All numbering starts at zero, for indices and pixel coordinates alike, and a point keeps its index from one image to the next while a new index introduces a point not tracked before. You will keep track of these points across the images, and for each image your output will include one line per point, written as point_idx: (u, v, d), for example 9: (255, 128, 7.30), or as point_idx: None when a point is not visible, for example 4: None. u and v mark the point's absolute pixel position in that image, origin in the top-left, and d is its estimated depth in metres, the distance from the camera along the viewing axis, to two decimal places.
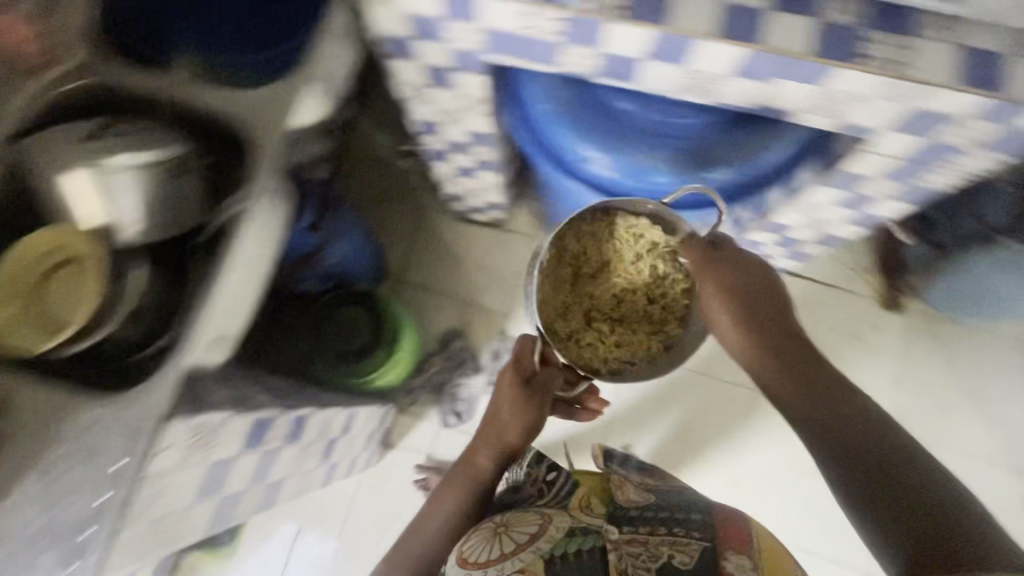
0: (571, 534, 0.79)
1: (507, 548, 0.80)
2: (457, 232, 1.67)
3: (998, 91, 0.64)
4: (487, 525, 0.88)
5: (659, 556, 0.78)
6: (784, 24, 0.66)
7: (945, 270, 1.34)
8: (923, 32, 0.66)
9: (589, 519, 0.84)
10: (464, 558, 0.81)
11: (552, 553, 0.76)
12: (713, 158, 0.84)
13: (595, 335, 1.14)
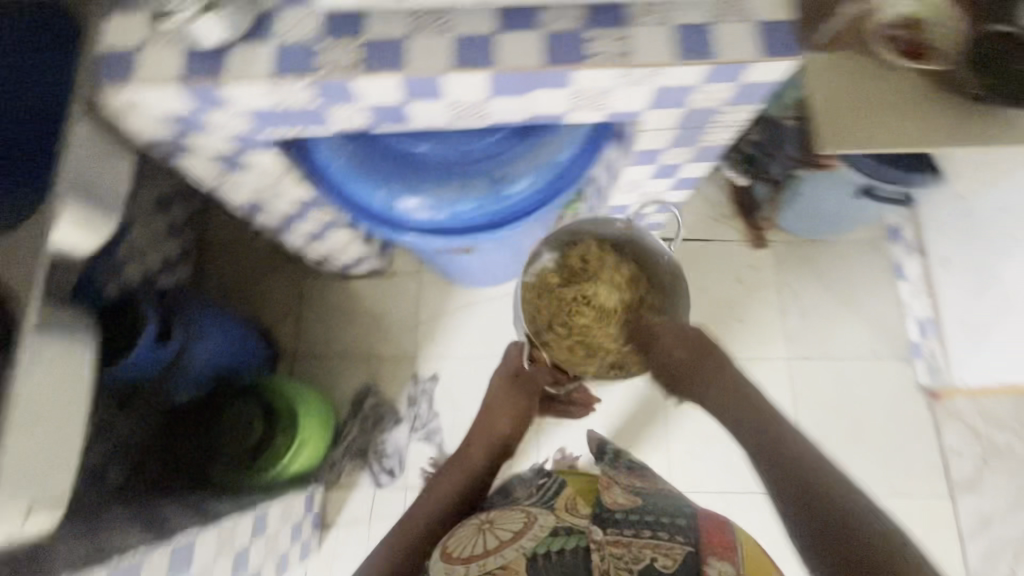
0: (554, 534, 0.89)
1: (489, 545, 0.90)
2: (342, 289, 1.65)
3: (714, 56, 0.70)
4: (473, 521, 0.96)
5: (641, 559, 0.84)
6: (511, 43, 0.70)
7: (788, 198, 1.45)
8: (636, 21, 0.71)
9: (576, 519, 0.92)
10: (449, 553, 0.91)
11: (535, 555, 0.87)
12: (497, 171, 0.83)
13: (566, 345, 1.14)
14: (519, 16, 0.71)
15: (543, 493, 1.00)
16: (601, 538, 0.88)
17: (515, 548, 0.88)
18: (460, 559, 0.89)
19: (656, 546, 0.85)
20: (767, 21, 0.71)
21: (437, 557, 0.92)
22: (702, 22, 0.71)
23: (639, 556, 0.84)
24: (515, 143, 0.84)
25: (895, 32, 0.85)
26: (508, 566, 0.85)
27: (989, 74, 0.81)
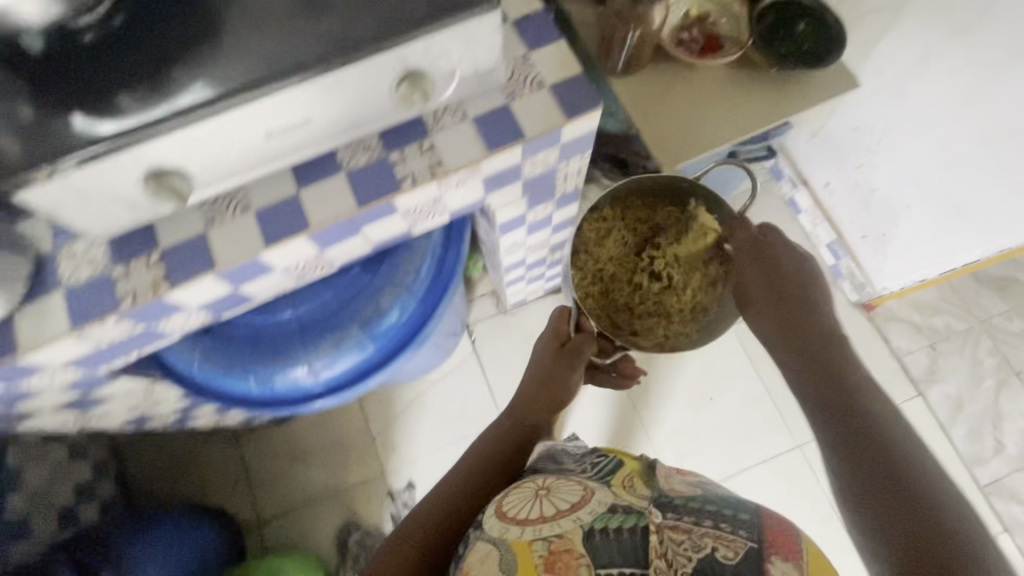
0: (614, 511, 0.59)
1: (547, 514, 0.60)
2: (283, 434, 1.55)
3: (520, 136, 0.69)
4: (527, 484, 0.65)
5: (701, 547, 0.54)
6: (318, 198, 0.67)
7: None
8: (434, 127, 0.69)
9: (637, 499, 0.61)
10: (501, 513, 0.62)
11: (591, 529, 0.57)
12: (366, 313, 0.78)
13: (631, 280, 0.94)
14: (317, 166, 0.68)
15: (591, 465, 0.70)
16: (664, 520, 0.57)
17: (570, 518, 0.59)
18: (512, 517, 0.61)
19: (717, 532, 0.55)
20: (558, 82, 0.71)
21: (487, 514, 0.64)
22: (497, 105, 0.70)
23: (700, 543, 0.55)
24: (372, 274, 0.80)
25: (684, 30, 0.87)
26: (561, 537, 0.57)
27: (779, 45, 0.85)
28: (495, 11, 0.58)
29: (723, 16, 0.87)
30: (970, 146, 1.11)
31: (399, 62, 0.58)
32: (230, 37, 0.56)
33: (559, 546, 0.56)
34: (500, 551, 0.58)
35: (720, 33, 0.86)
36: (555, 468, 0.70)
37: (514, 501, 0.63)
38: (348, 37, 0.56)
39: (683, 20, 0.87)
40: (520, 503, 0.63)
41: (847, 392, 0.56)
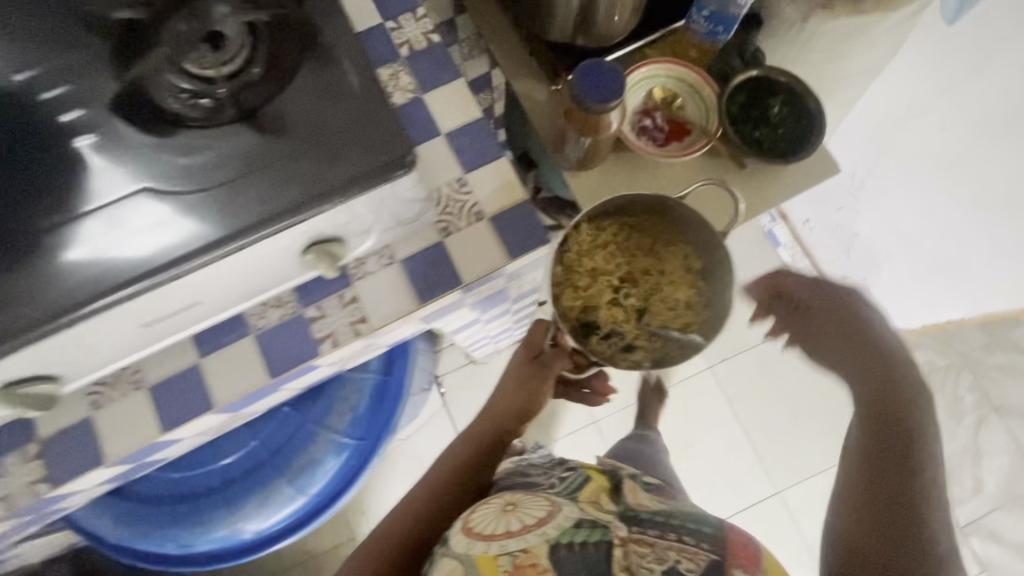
0: (579, 526, 0.57)
1: (512, 525, 0.58)
2: None
3: (456, 282, 0.60)
4: (494, 500, 0.64)
5: (664, 560, 0.53)
6: (223, 370, 0.57)
7: None
8: (358, 275, 0.60)
9: (604, 514, 0.60)
10: (467, 528, 0.61)
11: (557, 542, 0.56)
12: (299, 465, 0.71)
13: (613, 293, 0.72)
14: (222, 329, 0.58)
15: (561, 482, 0.67)
16: (628, 534, 0.56)
17: (536, 533, 0.58)
18: (477, 533, 0.59)
19: (682, 545, 0.55)
20: (499, 211, 0.62)
21: (455, 530, 0.62)
22: (428, 244, 0.60)
23: (663, 555, 0.54)
24: (302, 415, 0.72)
25: (646, 117, 0.77)
26: (526, 551, 0.56)
27: (751, 131, 0.77)
28: (410, 170, 0.49)
29: (690, 96, 0.78)
30: (952, 199, 1.05)
31: (299, 234, 0.49)
32: (87, 214, 0.46)
33: (524, 561, 0.55)
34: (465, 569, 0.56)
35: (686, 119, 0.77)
36: (523, 481, 0.68)
37: (482, 517, 0.61)
38: (231, 215, 0.47)
39: (645, 103, 0.78)
40: (486, 518, 0.60)
41: (897, 411, 0.56)
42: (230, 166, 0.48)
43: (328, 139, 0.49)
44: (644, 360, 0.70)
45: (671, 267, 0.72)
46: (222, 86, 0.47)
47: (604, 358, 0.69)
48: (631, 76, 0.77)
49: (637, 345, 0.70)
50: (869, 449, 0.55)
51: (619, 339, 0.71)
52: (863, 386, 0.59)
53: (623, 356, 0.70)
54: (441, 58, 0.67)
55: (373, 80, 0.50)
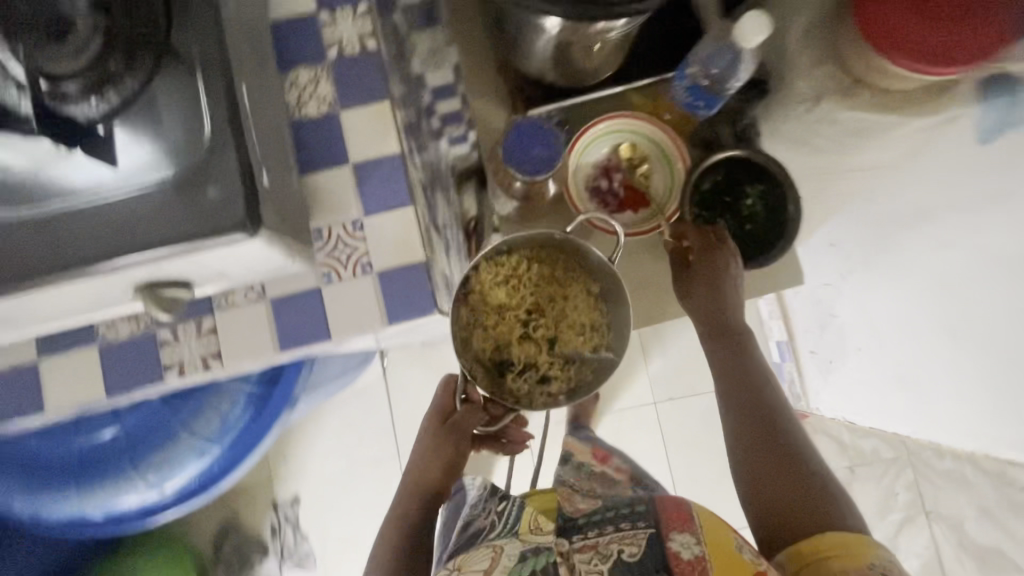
0: (525, 557, 0.58)
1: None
2: None
3: (325, 338, 0.55)
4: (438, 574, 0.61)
5: (608, 556, 0.58)
6: (61, 377, 0.54)
7: None
8: (221, 305, 0.55)
9: (543, 537, 0.61)
10: None
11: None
12: (159, 462, 0.70)
13: (523, 323, 0.67)
14: (66, 333, 0.54)
15: (500, 519, 0.67)
16: (572, 546, 0.60)
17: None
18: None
19: (620, 533, 0.60)
20: (389, 269, 0.56)
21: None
22: (304, 287, 0.55)
23: (608, 553, 0.58)
24: (170, 412, 0.69)
25: (604, 177, 0.69)
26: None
27: (716, 220, 0.70)
28: (254, 235, 0.42)
29: (657, 162, 0.70)
30: (924, 328, 0.97)
31: (121, 280, 0.44)
32: None
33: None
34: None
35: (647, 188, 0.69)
36: (466, 538, 0.66)
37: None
38: (39, 248, 0.41)
39: (605, 160, 0.69)
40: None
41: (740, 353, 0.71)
42: (48, 188, 0.41)
43: (166, 180, 0.41)
44: (559, 393, 0.66)
45: (577, 291, 0.67)
46: (76, 79, 0.38)
47: (521, 399, 0.65)
48: (593, 128, 0.68)
49: (552, 375, 0.66)
50: (733, 400, 0.70)
51: (533, 373, 0.66)
52: (722, 354, 0.71)
53: (540, 390, 0.66)
54: (372, 71, 0.58)
55: (232, 116, 0.42)
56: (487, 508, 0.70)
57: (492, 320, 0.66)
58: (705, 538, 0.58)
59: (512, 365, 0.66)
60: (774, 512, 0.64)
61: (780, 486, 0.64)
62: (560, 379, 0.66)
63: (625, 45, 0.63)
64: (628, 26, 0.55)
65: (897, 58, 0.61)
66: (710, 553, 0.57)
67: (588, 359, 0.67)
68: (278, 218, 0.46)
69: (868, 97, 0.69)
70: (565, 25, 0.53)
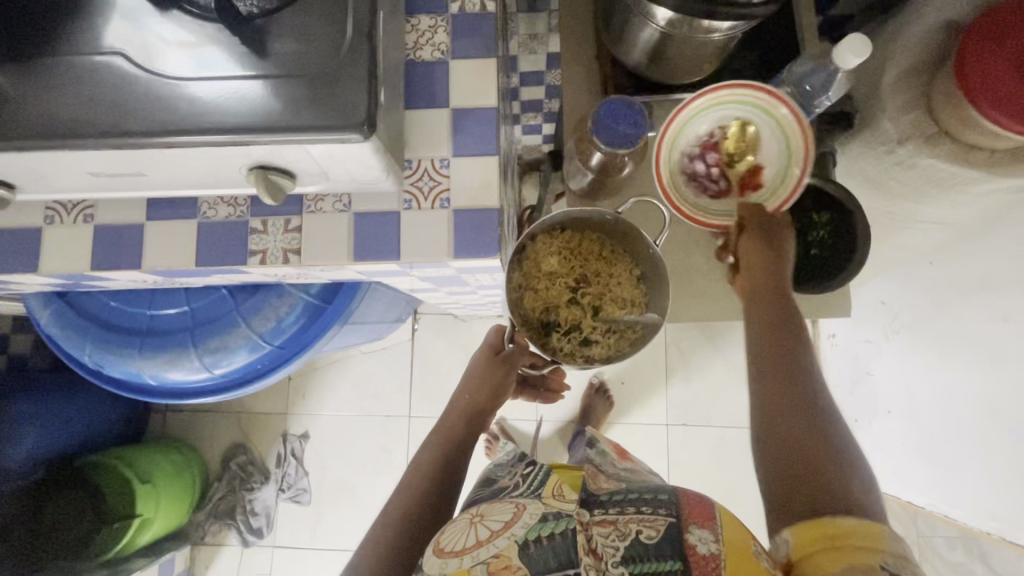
0: (545, 519, 0.53)
1: (483, 536, 0.53)
2: None
3: (394, 258, 0.60)
4: (460, 515, 0.57)
5: (625, 536, 0.51)
6: (159, 240, 0.61)
7: None
8: (310, 208, 0.60)
9: (566, 504, 0.55)
10: (439, 547, 0.53)
11: (526, 541, 0.51)
12: (214, 348, 0.76)
13: (570, 292, 0.71)
14: (174, 204, 0.61)
15: (524, 480, 0.63)
16: (591, 518, 0.53)
17: (505, 536, 0.52)
18: (449, 551, 0.51)
19: (640, 516, 0.53)
20: (464, 208, 0.60)
21: (426, 556, 0.52)
22: (387, 208, 0.60)
23: (625, 531, 0.52)
24: (234, 304, 0.76)
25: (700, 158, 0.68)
26: (498, 556, 0.50)
27: None
28: (366, 138, 0.47)
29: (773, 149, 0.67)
30: (965, 398, 0.95)
31: (243, 156, 0.50)
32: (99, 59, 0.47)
33: (497, 565, 0.49)
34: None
35: (752, 175, 0.67)
36: (491, 492, 0.63)
37: (450, 533, 0.53)
38: (184, 113, 0.47)
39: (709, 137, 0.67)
40: (454, 534, 0.53)
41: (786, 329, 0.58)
42: (206, 65, 0.47)
43: (300, 76, 0.47)
44: (597, 358, 0.70)
45: (621, 270, 0.71)
46: None
47: (561, 355, 0.69)
48: (699, 100, 0.66)
49: (593, 341, 0.72)
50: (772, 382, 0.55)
51: (576, 335, 0.71)
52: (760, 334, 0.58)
53: (580, 353, 0.70)
54: (485, 30, 0.63)
55: (367, 33, 0.47)
56: (514, 471, 0.66)
57: (542, 285, 0.71)
58: (724, 538, 0.50)
59: (558, 326, 0.71)
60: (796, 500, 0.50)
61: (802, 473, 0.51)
62: (602, 346, 0.71)
63: (721, 52, 0.66)
64: (732, 30, 0.58)
65: (1002, 121, 0.60)
66: (728, 551, 0.49)
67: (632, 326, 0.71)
68: (381, 133, 0.51)
69: (951, 148, 0.67)
70: (674, 17, 0.57)
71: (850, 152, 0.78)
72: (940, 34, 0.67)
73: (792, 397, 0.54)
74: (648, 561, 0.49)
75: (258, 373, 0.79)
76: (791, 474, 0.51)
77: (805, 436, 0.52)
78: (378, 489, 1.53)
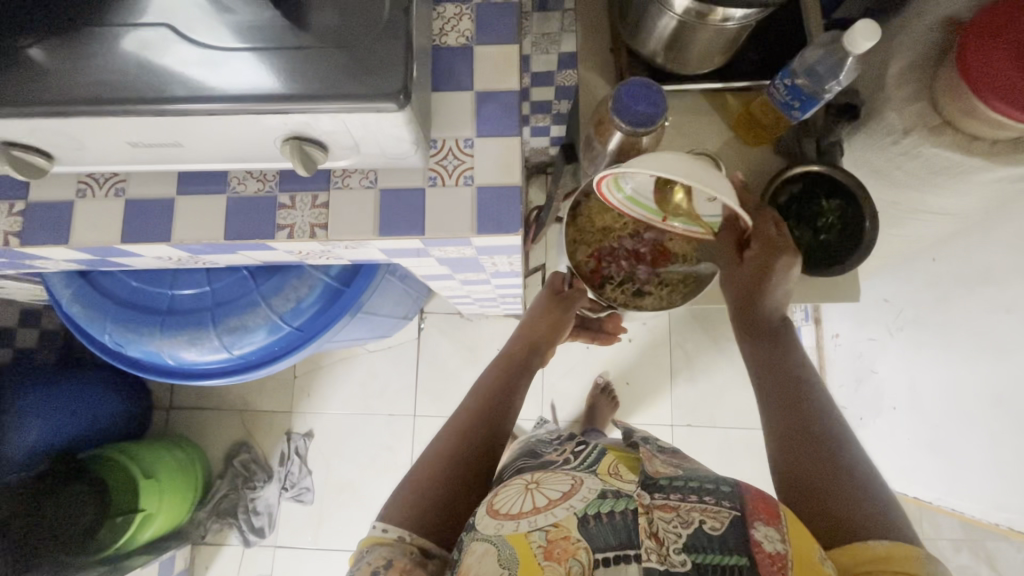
0: (604, 496, 0.54)
1: (540, 503, 0.55)
2: None
3: (418, 233, 0.62)
4: (515, 480, 0.60)
5: (688, 524, 0.51)
6: (190, 214, 0.62)
7: None
8: (337, 184, 0.62)
9: (625, 484, 0.56)
10: (493, 509, 0.56)
11: (585, 515, 0.52)
12: (233, 328, 0.77)
13: (625, 247, 0.82)
14: (204, 178, 0.63)
15: (577, 457, 0.65)
16: (652, 501, 0.53)
17: (563, 506, 0.54)
18: (504, 513, 0.54)
19: (704, 506, 0.53)
20: (487, 185, 0.62)
21: (479, 515, 0.56)
22: (411, 184, 0.62)
23: (687, 519, 0.52)
24: (254, 284, 0.77)
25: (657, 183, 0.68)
26: (557, 526, 0.52)
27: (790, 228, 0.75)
28: (401, 108, 0.49)
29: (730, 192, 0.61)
30: (971, 392, 0.96)
31: (280, 126, 0.51)
32: (146, 35, 0.49)
33: (556, 534, 0.51)
34: (498, 551, 0.50)
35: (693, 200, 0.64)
36: (539, 464, 0.66)
37: (506, 498, 0.56)
38: (224, 83, 0.49)
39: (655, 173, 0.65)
40: (509, 497, 0.56)
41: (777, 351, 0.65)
42: (248, 37, 0.49)
43: (341, 49, 0.49)
44: (650, 304, 0.82)
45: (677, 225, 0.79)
46: None
47: (617, 302, 0.82)
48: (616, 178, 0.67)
49: (647, 290, 0.82)
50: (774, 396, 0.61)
51: (631, 285, 0.83)
52: (757, 359, 0.65)
53: (634, 299, 0.82)
54: (509, 17, 0.65)
55: (403, 10, 0.49)
56: (564, 449, 0.70)
57: (598, 238, 0.82)
58: (792, 539, 0.49)
59: (612, 278, 0.83)
60: (815, 502, 0.53)
61: (809, 476, 0.54)
62: (656, 293, 0.82)
63: (733, 43, 0.69)
64: (745, 19, 0.61)
65: (1003, 112, 0.62)
66: (795, 552, 0.48)
67: (685, 275, 0.80)
68: (412, 107, 0.53)
69: (954, 138, 0.69)
70: (691, 5, 0.60)
71: (855, 144, 0.81)
72: (941, 29, 0.70)
73: (790, 406, 0.59)
74: (711, 552, 0.49)
75: (275, 354, 0.80)
76: (800, 472, 0.55)
77: (808, 440, 0.56)
78: (382, 488, 1.52)
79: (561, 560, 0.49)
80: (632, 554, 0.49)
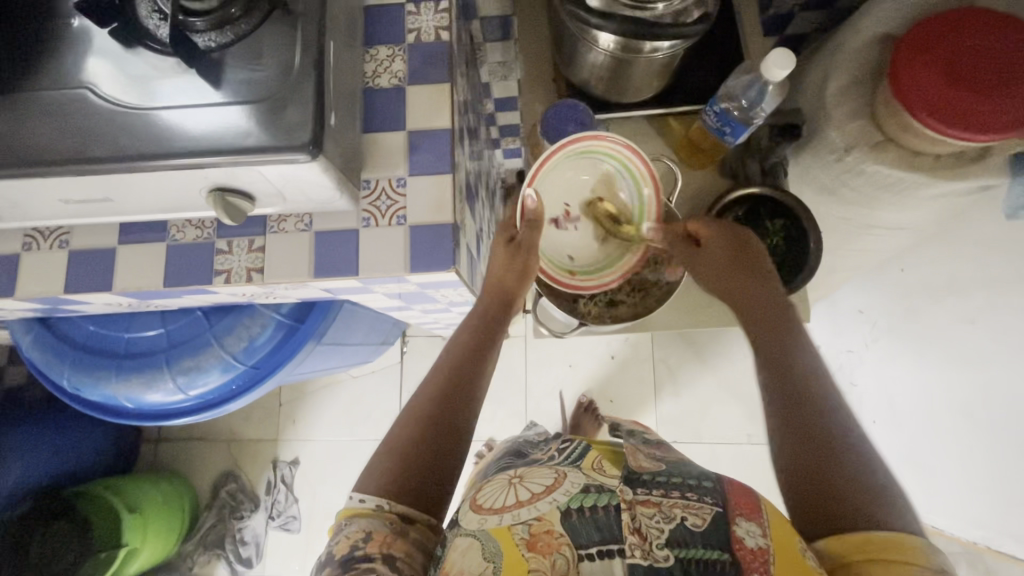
0: (587, 490, 0.49)
1: (523, 496, 0.51)
2: None
3: (352, 274, 0.62)
4: (501, 477, 0.57)
5: (671, 520, 0.46)
6: (132, 262, 0.63)
7: None
8: (273, 229, 0.63)
9: (608, 478, 0.51)
10: (477, 504, 0.52)
11: (568, 508, 0.48)
12: (190, 369, 0.78)
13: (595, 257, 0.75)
14: (146, 227, 0.64)
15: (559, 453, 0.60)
16: (635, 496, 0.48)
17: (547, 500, 0.49)
18: (488, 508, 0.51)
19: (686, 501, 0.47)
20: (420, 223, 0.63)
21: (462, 510, 0.52)
22: (345, 226, 0.63)
23: (670, 515, 0.46)
24: (208, 325, 0.78)
25: (563, 225, 0.75)
26: (540, 520, 0.48)
27: None
28: (315, 157, 0.50)
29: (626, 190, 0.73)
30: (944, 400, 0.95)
31: (202, 179, 0.53)
32: (69, 100, 0.51)
33: (539, 528, 0.47)
34: (481, 544, 0.46)
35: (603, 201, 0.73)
36: (526, 463, 0.62)
37: (489, 492, 0.53)
38: (143, 141, 0.50)
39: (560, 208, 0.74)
40: (494, 493, 0.53)
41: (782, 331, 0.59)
42: (168, 95, 0.51)
43: (257, 102, 0.50)
44: (623, 317, 0.75)
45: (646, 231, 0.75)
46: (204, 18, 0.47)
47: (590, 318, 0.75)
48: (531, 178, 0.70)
49: (620, 302, 0.76)
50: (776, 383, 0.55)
51: (603, 296, 0.76)
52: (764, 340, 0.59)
53: (607, 313, 0.75)
54: (440, 57, 0.66)
55: (315, 61, 0.50)
56: (547, 447, 0.66)
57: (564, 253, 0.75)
58: (773, 533, 0.45)
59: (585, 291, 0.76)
60: (829, 489, 0.46)
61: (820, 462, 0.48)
62: (630, 302, 0.75)
63: (668, 69, 0.70)
64: (672, 49, 0.62)
65: (938, 128, 0.62)
66: (777, 546, 0.44)
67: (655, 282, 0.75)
68: (334, 153, 0.54)
69: (897, 155, 0.69)
70: (617, 40, 0.61)
71: (803, 162, 0.81)
72: (877, 48, 0.70)
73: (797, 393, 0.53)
74: (694, 548, 0.44)
75: (233, 392, 0.81)
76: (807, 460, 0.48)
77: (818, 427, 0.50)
78: None
79: (545, 554, 0.45)
80: (616, 549, 0.45)
